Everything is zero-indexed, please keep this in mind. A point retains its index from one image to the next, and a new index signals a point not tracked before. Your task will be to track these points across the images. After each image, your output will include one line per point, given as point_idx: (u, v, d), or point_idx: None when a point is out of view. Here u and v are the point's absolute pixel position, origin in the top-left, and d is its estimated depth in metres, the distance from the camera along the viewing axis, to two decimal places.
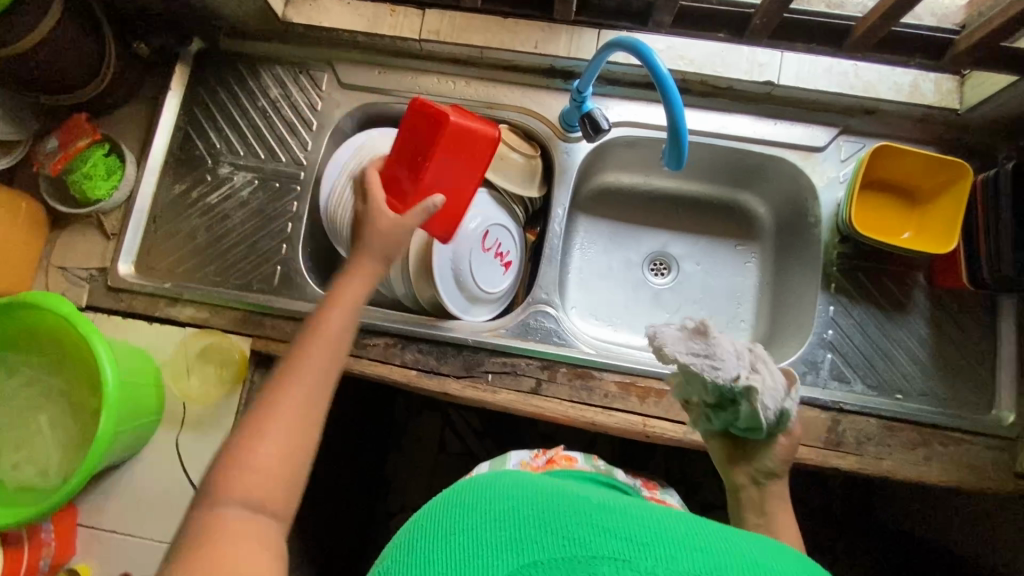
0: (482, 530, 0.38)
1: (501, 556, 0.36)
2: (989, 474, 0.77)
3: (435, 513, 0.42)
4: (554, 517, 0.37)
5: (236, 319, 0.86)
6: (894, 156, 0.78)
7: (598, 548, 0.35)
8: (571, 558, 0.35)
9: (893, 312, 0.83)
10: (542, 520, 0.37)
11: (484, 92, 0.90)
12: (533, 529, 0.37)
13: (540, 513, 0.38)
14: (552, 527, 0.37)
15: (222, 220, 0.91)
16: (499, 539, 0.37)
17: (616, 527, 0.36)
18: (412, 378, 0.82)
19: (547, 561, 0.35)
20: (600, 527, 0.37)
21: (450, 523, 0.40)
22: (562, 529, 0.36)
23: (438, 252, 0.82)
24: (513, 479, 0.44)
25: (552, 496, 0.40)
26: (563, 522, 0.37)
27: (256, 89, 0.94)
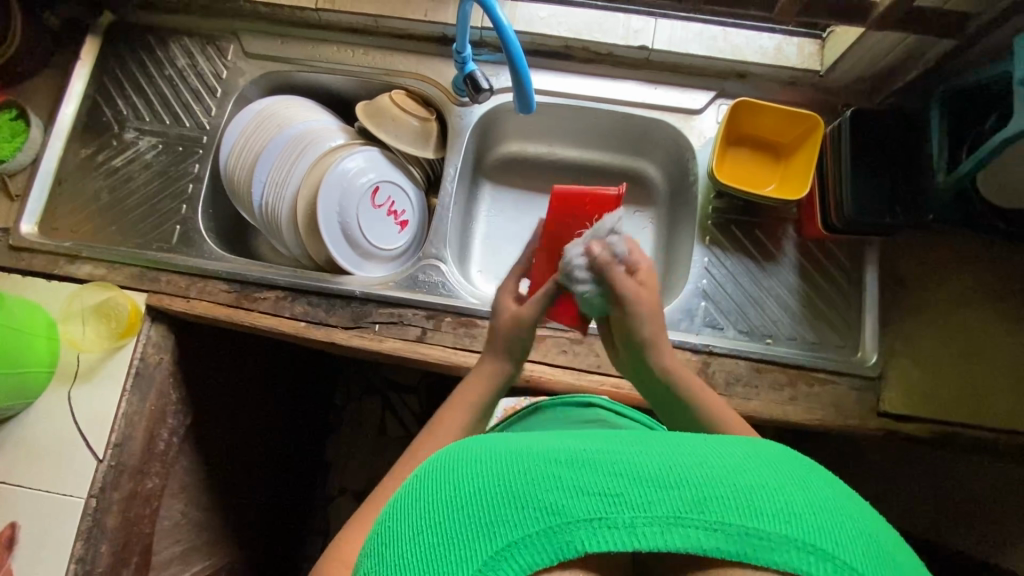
0: (456, 511, 0.36)
1: (481, 538, 0.34)
2: (853, 413, 0.80)
3: (409, 492, 0.40)
4: (527, 486, 0.35)
5: (132, 275, 0.88)
6: (755, 113, 0.84)
7: (574, 512, 0.34)
8: (546, 529, 0.34)
9: (763, 262, 0.87)
10: (515, 489, 0.35)
11: (382, 61, 0.95)
12: (507, 505, 0.35)
13: (512, 482, 0.36)
14: (526, 497, 0.35)
15: (126, 183, 0.94)
16: (473, 517, 0.35)
17: (589, 484, 0.35)
18: (300, 329, 0.84)
19: (530, 532, 0.34)
20: (570, 486, 0.35)
21: (424, 500, 0.37)
22: (535, 494, 0.35)
23: (325, 205, 0.86)
24: (488, 445, 0.40)
25: (526, 458, 0.37)
26: (534, 493, 0.35)
27: (164, 59, 0.98)
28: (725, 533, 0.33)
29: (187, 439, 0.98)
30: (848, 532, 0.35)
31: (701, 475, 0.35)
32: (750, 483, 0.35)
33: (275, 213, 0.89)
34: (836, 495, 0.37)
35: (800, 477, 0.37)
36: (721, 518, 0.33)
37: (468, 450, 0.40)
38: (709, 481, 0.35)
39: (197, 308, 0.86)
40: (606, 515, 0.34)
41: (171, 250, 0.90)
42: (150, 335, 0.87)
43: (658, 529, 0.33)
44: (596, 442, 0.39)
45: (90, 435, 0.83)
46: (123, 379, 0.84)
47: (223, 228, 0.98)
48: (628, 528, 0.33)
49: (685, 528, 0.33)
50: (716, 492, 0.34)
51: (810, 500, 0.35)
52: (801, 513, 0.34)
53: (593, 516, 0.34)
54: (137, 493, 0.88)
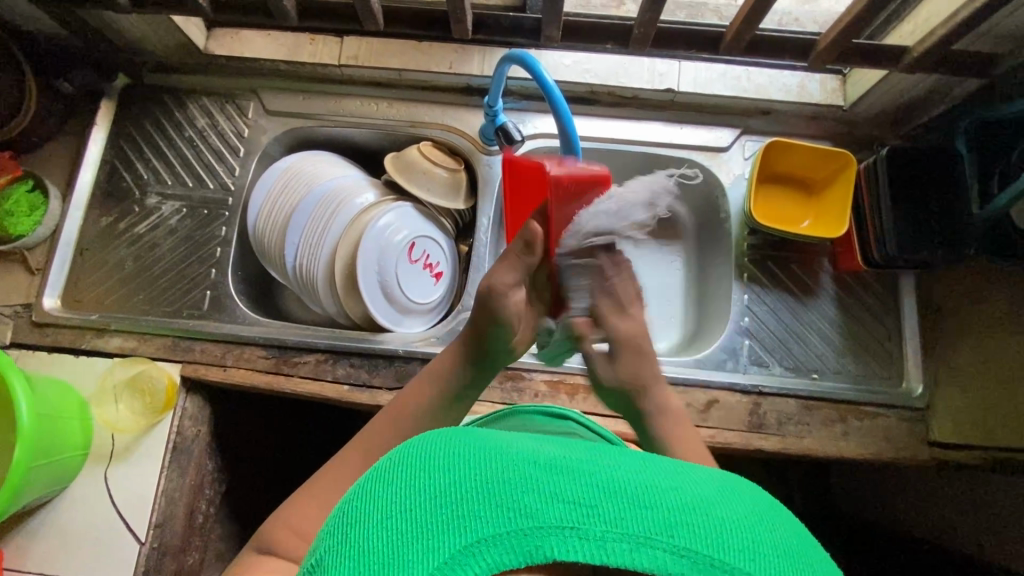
0: (426, 498, 0.34)
1: (445, 532, 0.32)
2: (905, 445, 0.80)
3: (382, 465, 0.38)
4: (501, 485, 0.33)
5: (164, 346, 0.86)
6: (787, 151, 0.85)
7: (546, 519, 0.32)
8: (517, 532, 0.32)
9: (802, 296, 0.87)
10: (488, 485, 0.34)
11: (407, 112, 0.95)
12: (478, 501, 0.33)
13: (486, 479, 0.34)
14: (500, 497, 0.33)
15: (150, 249, 0.91)
16: (443, 507, 0.33)
17: (565, 491, 0.33)
18: (345, 393, 0.82)
19: (499, 533, 0.32)
20: (546, 491, 0.33)
21: (394, 481, 0.36)
22: (507, 496, 0.33)
23: (364, 266, 0.85)
24: (467, 432, 0.39)
25: (504, 455, 0.35)
26: (507, 493, 0.33)
27: (182, 120, 0.96)
28: (692, 561, 0.32)
29: (224, 507, 0.96)
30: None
31: (678, 497, 0.34)
32: (724, 516, 0.34)
33: (310, 274, 0.87)
34: (801, 537, 0.37)
35: (770, 515, 0.36)
36: (691, 546, 0.32)
37: (448, 434, 0.39)
38: (687, 506, 0.34)
39: (235, 377, 0.84)
40: (577, 526, 0.32)
41: (202, 316, 0.88)
42: (186, 407, 0.84)
43: (627, 547, 0.32)
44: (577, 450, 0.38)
45: (131, 517, 0.80)
46: (162, 457, 0.81)
47: (252, 289, 0.96)
48: (598, 541, 0.32)
49: (654, 549, 0.32)
50: (690, 517, 0.33)
51: (776, 539, 0.34)
52: (768, 553, 0.33)
53: (564, 525, 0.32)
54: (181, 572, 0.85)
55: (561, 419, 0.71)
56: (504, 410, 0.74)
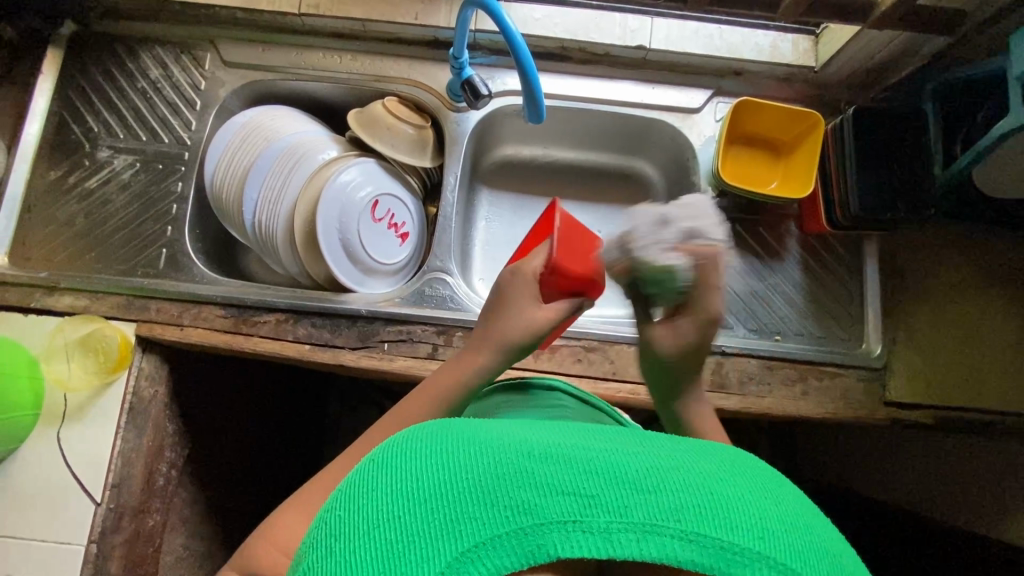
0: (415, 501, 0.32)
1: (441, 537, 0.31)
2: (862, 405, 0.82)
3: (365, 471, 0.36)
4: (496, 482, 0.32)
5: (119, 304, 0.83)
6: (756, 111, 0.84)
7: (547, 513, 0.31)
8: (516, 530, 0.31)
9: (768, 259, 0.88)
10: (483, 484, 0.32)
11: (372, 66, 0.91)
12: (474, 501, 0.32)
13: (478, 477, 0.32)
14: (496, 495, 0.32)
15: (102, 205, 0.88)
16: (437, 512, 0.31)
17: (564, 483, 0.32)
18: (305, 352, 0.81)
19: (499, 532, 0.31)
20: (544, 483, 0.32)
21: (380, 486, 0.34)
22: (504, 491, 0.32)
23: (325, 222, 0.82)
24: (456, 428, 0.37)
25: (495, 447, 0.34)
26: (504, 489, 0.32)
27: (135, 70, 0.91)
28: (702, 546, 0.31)
29: (186, 470, 0.94)
30: (822, 553, 0.33)
31: (680, 480, 0.33)
32: (729, 493, 0.33)
33: (269, 232, 0.85)
34: (808, 510, 0.36)
35: (772, 488, 0.35)
36: (699, 530, 0.31)
37: (435, 435, 0.37)
38: (691, 488, 0.32)
39: (192, 336, 0.81)
40: (580, 518, 0.31)
41: (158, 275, 0.85)
42: (142, 367, 0.82)
43: (633, 536, 0.31)
44: (575, 438, 0.36)
45: (86, 477, 0.78)
46: (118, 417, 0.79)
47: (211, 248, 0.93)
48: (602, 534, 0.31)
49: (660, 536, 0.31)
50: (694, 500, 0.32)
51: (780, 512, 0.33)
52: (777, 530, 0.32)
53: (565, 518, 0.31)
54: (141, 533, 0.84)
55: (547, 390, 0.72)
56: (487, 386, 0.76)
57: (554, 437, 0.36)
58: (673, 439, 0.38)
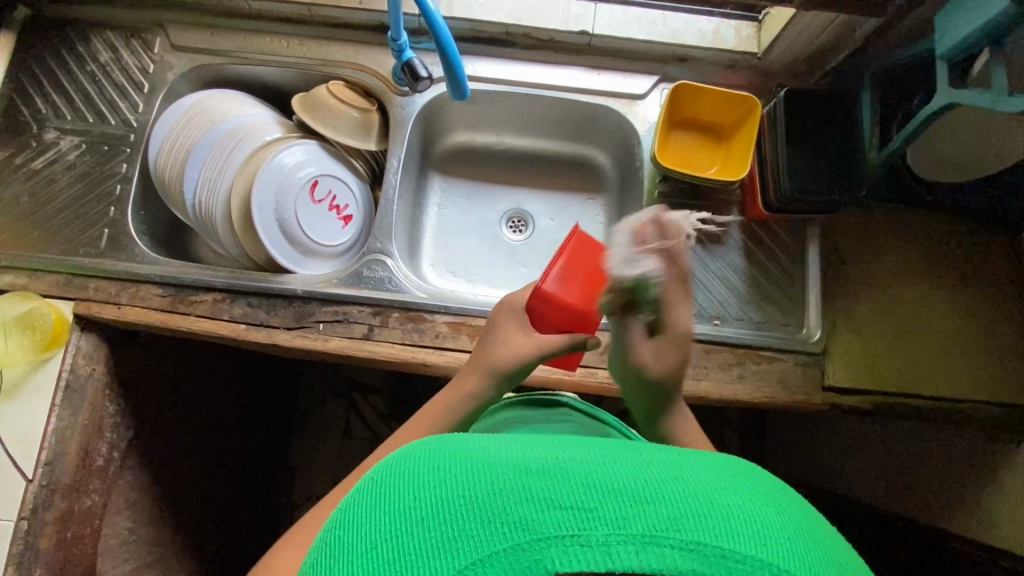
0: (415, 521, 0.32)
1: (439, 555, 0.31)
2: (800, 390, 0.81)
3: (366, 491, 0.37)
4: (493, 498, 0.32)
5: (58, 283, 0.83)
6: (696, 95, 0.85)
7: (542, 527, 0.30)
8: (515, 547, 0.30)
9: (709, 244, 0.87)
10: (481, 502, 0.32)
11: (319, 50, 0.92)
12: (471, 518, 0.31)
13: (478, 494, 0.32)
14: (494, 510, 0.31)
15: (46, 186, 0.88)
16: (437, 532, 0.31)
17: (558, 496, 0.31)
18: (239, 331, 0.81)
19: (498, 550, 0.30)
20: (539, 498, 0.31)
21: (381, 506, 0.34)
22: (501, 507, 0.31)
23: (261, 200, 0.82)
24: (454, 444, 0.37)
25: (492, 465, 0.34)
26: (501, 505, 0.31)
27: (85, 53, 0.92)
28: (701, 555, 0.30)
29: (131, 452, 0.95)
30: (828, 561, 0.32)
31: (679, 491, 0.32)
32: (729, 503, 0.32)
33: (208, 211, 0.85)
34: (808, 514, 0.35)
35: (778, 496, 0.35)
36: (697, 539, 0.30)
37: (431, 453, 0.37)
38: (689, 498, 0.32)
39: (128, 314, 0.82)
40: (578, 532, 0.30)
41: (99, 255, 0.86)
42: (79, 345, 0.82)
43: (632, 548, 0.30)
44: (569, 450, 0.36)
45: (17, 453, 0.78)
46: (52, 394, 0.80)
47: (158, 230, 0.93)
48: (602, 548, 0.30)
49: (660, 548, 0.30)
50: (694, 510, 0.31)
51: (783, 517, 0.33)
52: (776, 536, 0.31)
53: (562, 532, 0.30)
54: (75, 512, 0.83)
55: (555, 407, 0.76)
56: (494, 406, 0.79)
57: (552, 449, 0.36)
58: (678, 450, 0.37)
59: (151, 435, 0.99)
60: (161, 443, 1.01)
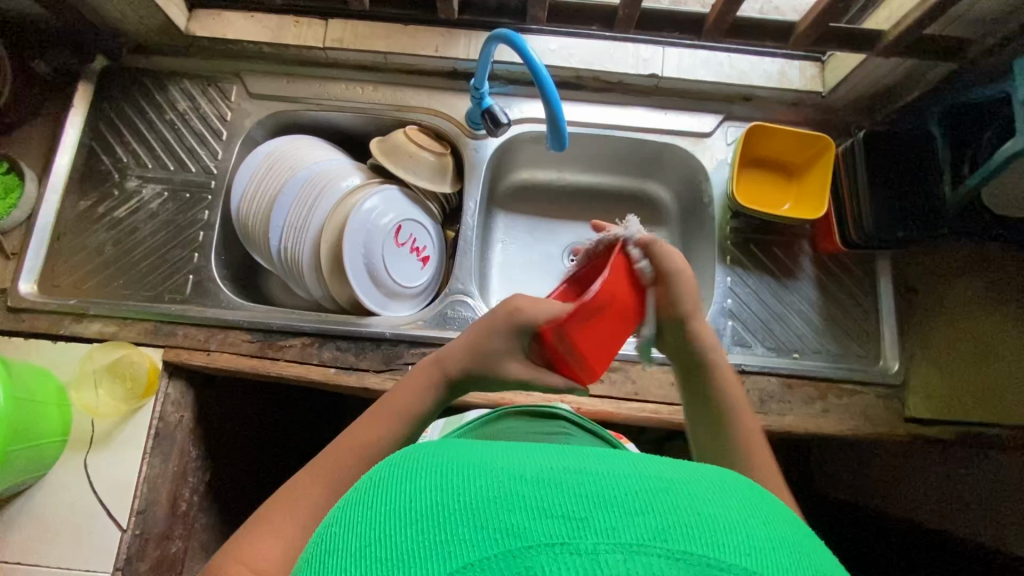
0: (405, 525, 0.29)
1: (426, 559, 0.27)
2: (883, 422, 0.82)
3: (360, 498, 0.34)
4: (485, 506, 0.29)
5: (147, 331, 0.84)
6: (769, 135, 0.87)
7: (535, 534, 0.27)
8: (505, 554, 0.27)
9: (783, 278, 0.89)
10: (474, 507, 0.29)
11: (393, 96, 0.94)
12: (461, 522, 0.28)
13: (471, 499, 0.29)
14: (484, 515, 0.28)
15: (129, 234, 0.90)
16: (425, 532, 0.29)
17: (550, 504, 0.28)
18: (331, 375, 0.82)
19: (487, 554, 0.27)
20: (531, 507, 0.28)
21: (373, 509, 0.32)
22: (494, 513, 0.28)
23: (351, 247, 0.84)
24: (452, 453, 0.35)
25: (487, 473, 0.31)
26: (492, 511, 0.28)
27: (163, 102, 0.94)
28: (689, 566, 0.26)
29: (207, 495, 0.94)
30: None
31: (671, 499, 0.29)
32: (717, 516, 0.29)
33: (295, 257, 0.87)
34: (800, 537, 0.31)
35: (770, 515, 0.31)
36: (685, 548, 0.27)
37: (430, 459, 0.35)
38: (680, 510, 0.28)
39: (218, 360, 0.82)
40: (567, 540, 0.27)
41: (185, 301, 0.87)
42: (169, 392, 0.83)
43: (620, 557, 0.26)
44: (565, 461, 0.33)
45: (112, 504, 0.78)
46: (145, 443, 0.80)
47: (235, 274, 0.95)
48: (590, 556, 0.26)
49: (649, 557, 0.26)
50: (684, 519, 0.28)
51: (770, 529, 0.30)
52: (764, 549, 0.28)
53: (551, 540, 0.27)
54: (165, 559, 0.84)
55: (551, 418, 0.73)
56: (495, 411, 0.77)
57: (549, 459, 0.33)
58: (672, 464, 0.34)
59: (226, 475, 0.99)
60: (233, 483, 1.02)
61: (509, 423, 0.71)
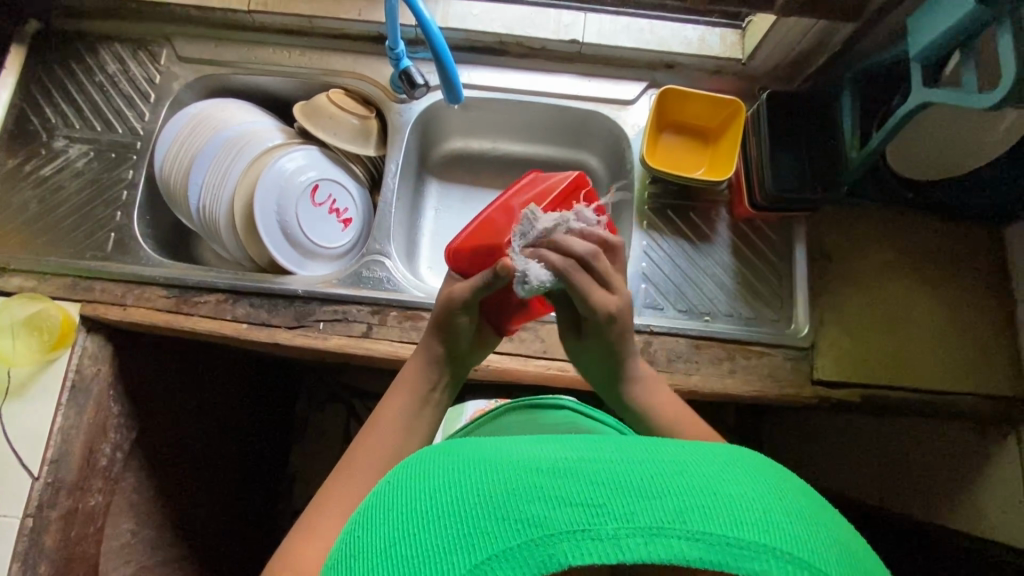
0: (431, 524, 0.33)
1: (455, 552, 0.31)
2: (790, 384, 0.83)
3: (381, 501, 0.37)
4: (505, 498, 0.32)
5: (65, 285, 0.86)
6: (683, 99, 0.88)
7: (556, 524, 0.31)
8: (529, 542, 0.31)
9: (698, 243, 0.90)
10: (496, 500, 0.32)
11: (320, 60, 0.95)
12: (483, 517, 0.32)
13: (493, 495, 0.32)
14: (506, 508, 0.32)
15: (55, 192, 0.91)
16: (452, 529, 0.32)
17: (570, 493, 0.31)
18: (243, 331, 0.83)
19: (511, 545, 0.31)
20: (552, 496, 0.31)
21: (397, 510, 0.35)
22: (513, 508, 0.32)
23: (263, 204, 0.85)
24: (467, 450, 0.38)
25: (505, 466, 0.34)
26: (514, 504, 0.32)
27: (93, 65, 0.96)
28: (707, 544, 0.30)
29: (133, 453, 0.96)
30: (828, 547, 0.32)
31: (686, 483, 0.32)
32: (735, 492, 0.32)
33: (212, 216, 0.88)
34: (811, 503, 0.35)
35: (782, 485, 0.35)
36: (703, 529, 0.30)
37: (445, 456, 0.37)
38: (693, 490, 0.32)
39: (133, 315, 0.84)
40: (588, 526, 0.30)
41: (105, 258, 0.88)
42: (85, 345, 0.85)
43: (640, 540, 0.30)
44: (575, 447, 0.36)
45: (23, 452, 0.80)
46: (58, 393, 0.82)
47: (162, 235, 0.96)
48: (611, 540, 0.30)
49: (668, 539, 0.30)
50: (701, 500, 0.31)
51: (787, 504, 0.33)
52: (782, 523, 0.32)
53: (574, 527, 0.30)
54: (79, 511, 0.85)
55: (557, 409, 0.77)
56: (500, 408, 0.81)
57: (563, 446, 0.36)
58: (686, 444, 0.37)
59: (155, 435, 1.01)
60: (164, 443, 1.03)
61: (513, 418, 0.75)
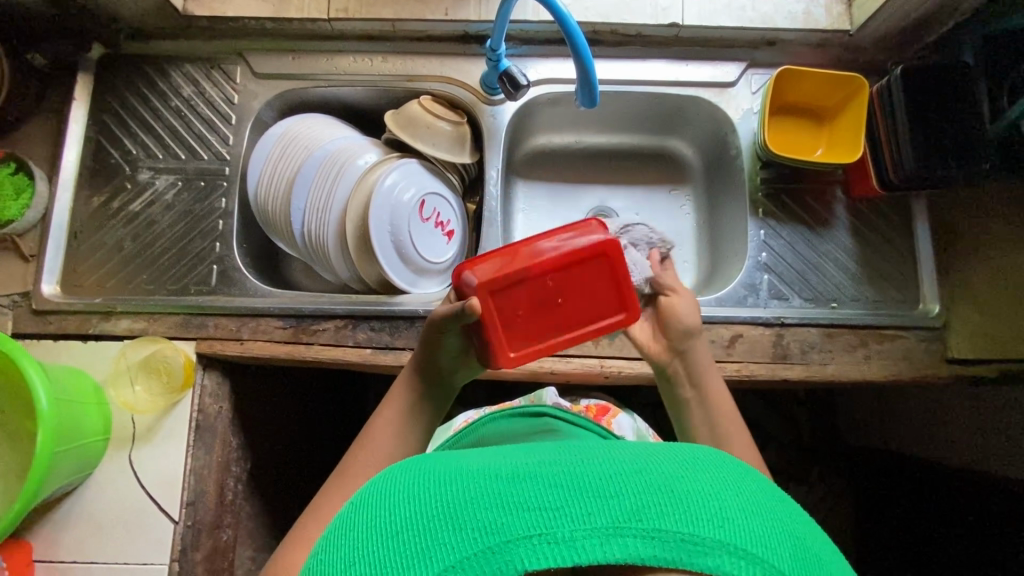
0: (390, 540, 0.32)
1: (412, 565, 0.30)
2: (926, 365, 0.82)
3: (347, 518, 0.36)
4: (462, 507, 0.32)
5: (177, 324, 0.83)
6: (799, 79, 0.84)
7: (512, 529, 0.30)
8: (485, 550, 0.30)
9: (818, 228, 0.87)
10: (452, 510, 0.32)
11: (405, 65, 0.91)
12: (439, 529, 0.31)
13: (449, 505, 0.32)
14: (463, 517, 0.31)
15: (147, 228, 0.88)
16: (405, 542, 0.31)
17: (528, 498, 0.31)
18: (368, 356, 0.81)
19: (468, 554, 0.30)
20: (510, 501, 0.31)
21: (358, 528, 0.34)
22: (471, 514, 0.31)
23: (375, 223, 0.82)
24: (430, 464, 0.37)
25: (466, 476, 0.34)
26: (470, 512, 0.31)
27: (167, 89, 0.91)
28: (662, 541, 0.30)
29: (250, 484, 0.95)
30: (782, 537, 0.32)
31: (642, 482, 0.32)
32: (690, 488, 0.32)
33: (320, 241, 0.85)
34: (773, 497, 0.35)
35: (745, 480, 0.35)
36: (658, 527, 0.30)
37: (411, 471, 0.37)
38: (652, 487, 0.31)
39: (253, 349, 0.82)
40: (546, 530, 0.30)
41: (211, 292, 0.86)
42: (206, 384, 0.82)
43: (598, 541, 0.29)
44: (539, 453, 0.35)
45: (161, 498, 0.78)
46: (186, 435, 0.80)
47: (257, 260, 0.93)
48: (567, 543, 0.29)
49: (622, 538, 0.29)
50: (656, 499, 0.31)
51: (745, 500, 0.33)
52: (738, 517, 0.31)
53: (531, 532, 0.30)
54: (218, 548, 0.84)
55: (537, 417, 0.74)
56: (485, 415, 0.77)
57: (526, 454, 0.36)
58: (645, 443, 0.36)
59: (268, 463, 0.99)
60: (276, 470, 1.02)
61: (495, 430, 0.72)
